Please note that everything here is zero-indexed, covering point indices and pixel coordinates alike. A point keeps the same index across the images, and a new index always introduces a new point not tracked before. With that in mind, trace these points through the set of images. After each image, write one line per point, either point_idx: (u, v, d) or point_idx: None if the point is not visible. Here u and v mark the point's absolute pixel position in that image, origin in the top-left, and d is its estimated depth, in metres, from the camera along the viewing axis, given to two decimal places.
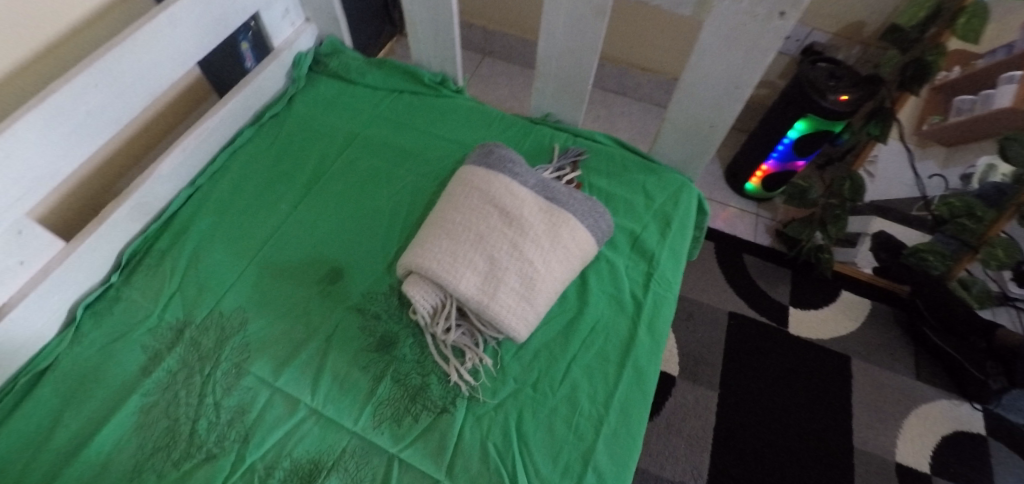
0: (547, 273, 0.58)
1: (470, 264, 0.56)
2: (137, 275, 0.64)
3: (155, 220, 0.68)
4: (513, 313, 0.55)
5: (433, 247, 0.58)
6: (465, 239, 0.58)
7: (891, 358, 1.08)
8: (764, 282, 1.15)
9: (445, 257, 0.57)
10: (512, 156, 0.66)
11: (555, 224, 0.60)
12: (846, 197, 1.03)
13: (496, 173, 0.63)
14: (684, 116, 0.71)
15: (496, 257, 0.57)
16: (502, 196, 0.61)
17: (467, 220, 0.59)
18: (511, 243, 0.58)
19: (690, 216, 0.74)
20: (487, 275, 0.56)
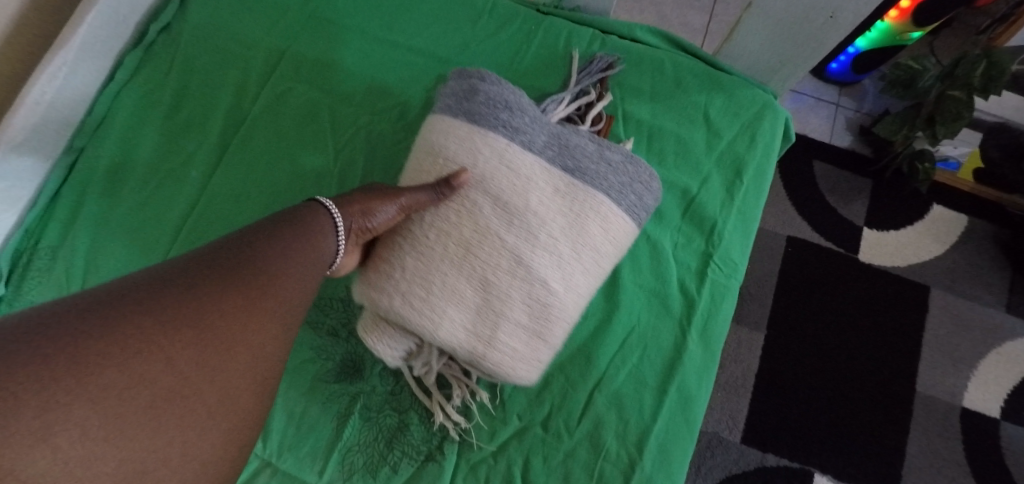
0: (569, 293, 0.40)
1: (451, 295, 0.39)
2: (28, 284, 0.49)
3: (34, 205, 0.51)
4: (522, 357, 0.39)
5: (397, 267, 0.40)
6: (442, 252, 0.39)
7: (979, 287, 0.90)
8: (836, 197, 0.93)
9: (413, 287, 0.39)
10: (508, 99, 0.43)
11: (576, 213, 0.41)
12: (973, 87, 0.75)
13: (480, 134, 0.41)
14: (784, 2, 0.44)
15: (489, 279, 0.39)
16: (492, 176, 0.40)
17: (444, 218, 0.40)
18: (512, 254, 0.39)
19: (771, 158, 0.51)
20: (479, 311, 0.39)
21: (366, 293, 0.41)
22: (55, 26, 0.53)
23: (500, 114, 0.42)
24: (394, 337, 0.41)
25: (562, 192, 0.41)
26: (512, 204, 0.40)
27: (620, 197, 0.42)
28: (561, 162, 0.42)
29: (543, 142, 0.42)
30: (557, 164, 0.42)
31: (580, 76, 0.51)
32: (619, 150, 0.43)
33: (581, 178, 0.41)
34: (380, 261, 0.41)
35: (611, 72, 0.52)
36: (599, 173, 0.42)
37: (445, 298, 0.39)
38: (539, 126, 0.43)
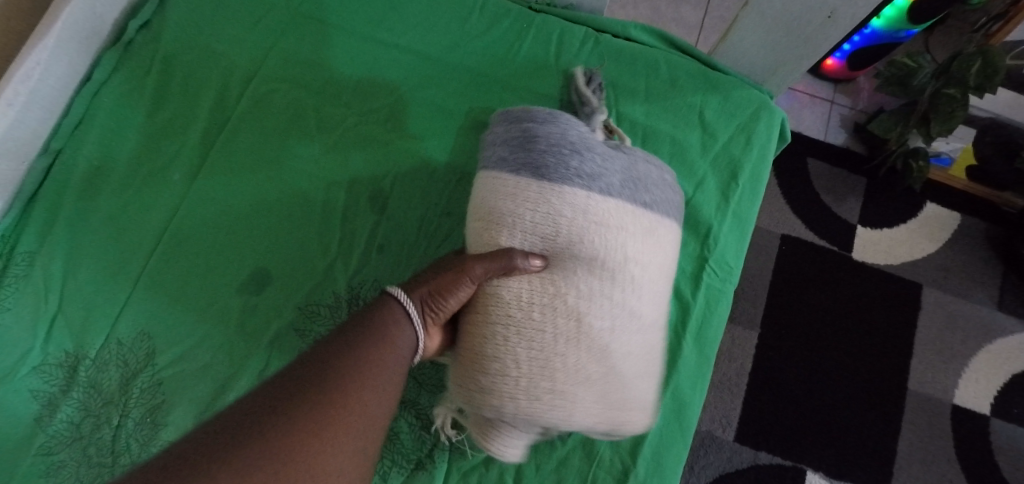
0: (656, 336, 0.41)
1: (581, 386, 0.35)
2: (4, 291, 0.48)
3: (11, 209, 0.50)
4: (641, 410, 0.39)
5: (511, 365, 0.34)
6: (558, 342, 0.35)
7: (970, 284, 0.90)
8: (830, 195, 0.93)
9: (544, 388, 0.34)
10: (571, 143, 0.39)
11: (656, 255, 0.40)
12: (968, 85, 0.75)
13: (556, 186, 0.37)
14: (782, 1, 0.43)
15: (613, 353, 0.36)
16: (581, 236, 0.37)
17: (546, 303, 0.35)
18: (621, 316, 0.37)
19: (766, 160, 0.51)
20: (607, 393, 0.36)
21: (474, 402, 0.36)
22: (28, 24, 0.51)
23: (575, 168, 0.37)
24: (513, 429, 0.37)
25: (638, 230, 0.39)
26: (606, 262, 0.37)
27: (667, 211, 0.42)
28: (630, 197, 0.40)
29: (615, 176, 0.39)
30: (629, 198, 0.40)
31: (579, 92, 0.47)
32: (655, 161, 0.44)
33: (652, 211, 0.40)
34: (480, 360, 0.35)
35: (603, 88, 0.50)
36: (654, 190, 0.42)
37: (577, 388, 0.35)
38: (605, 162, 0.39)
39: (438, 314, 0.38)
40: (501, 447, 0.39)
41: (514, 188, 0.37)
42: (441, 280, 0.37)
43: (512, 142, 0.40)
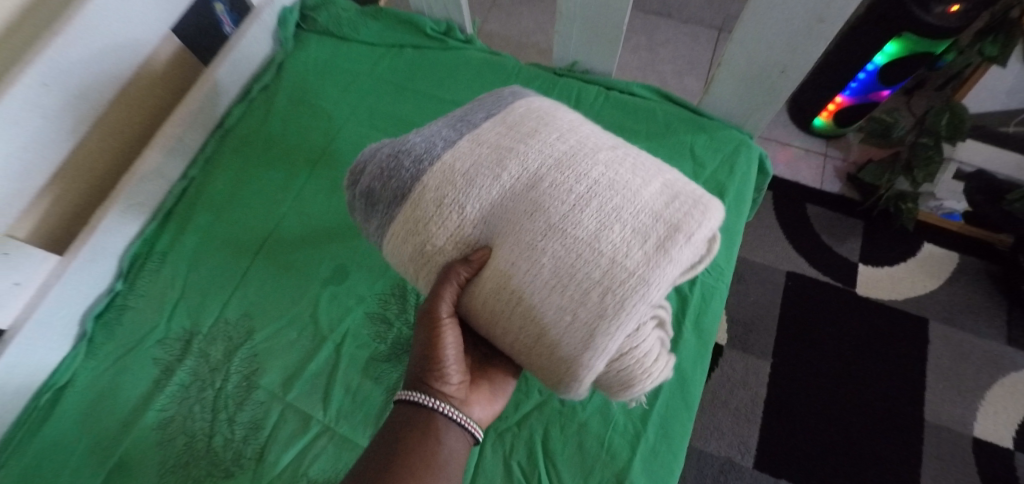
0: (623, 155, 0.40)
1: (613, 258, 0.35)
2: (141, 282, 0.61)
3: (151, 219, 0.64)
4: (681, 196, 0.38)
5: (555, 316, 0.36)
6: (552, 259, 0.36)
7: (977, 320, 0.95)
8: (830, 237, 1.02)
9: (609, 294, 0.34)
10: (394, 163, 0.41)
11: (535, 128, 0.41)
12: (941, 136, 0.86)
13: (409, 199, 0.40)
14: (746, 61, 0.56)
15: (586, 196, 0.37)
16: (457, 186, 0.39)
17: (516, 251, 0.37)
18: (558, 169, 0.38)
19: (748, 183, 0.62)
20: (634, 231, 0.36)
21: (584, 379, 0.36)
22: (180, 87, 0.69)
23: (406, 175, 0.41)
24: (633, 344, 0.36)
25: (495, 130, 0.41)
26: (509, 164, 0.39)
27: (506, 103, 0.45)
28: (472, 125, 0.43)
29: (436, 134, 0.42)
30: (468, 129, 0.42)
31: None
32: (472, 106, 0.46)
33: (496, 119, 0.43)
34: (545, 348, 0.37)
35: None
36: (489, 109, 0.44)
37: (619, 259, 0.35)
38: (426, 140, 0.42)
39: (452, 371, 0.43)
40: (647, 364, 0.37)
41: (398, 239, 0.42)
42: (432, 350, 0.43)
43: (370, 217, 0.44)
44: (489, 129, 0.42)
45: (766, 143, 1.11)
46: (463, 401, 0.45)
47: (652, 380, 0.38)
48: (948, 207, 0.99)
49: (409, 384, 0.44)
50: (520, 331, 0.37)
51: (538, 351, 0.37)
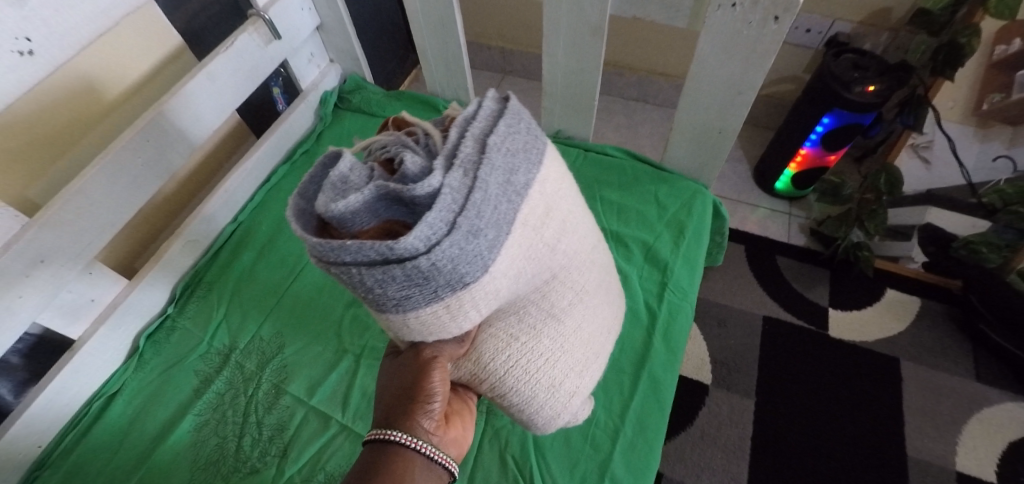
0: (596, 247, 0.53)
1: (584, 345, 0.50)
2: (189, 306, 0.71)
3: (203, 256, 0.75)
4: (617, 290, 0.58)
5: (547, 389, 0.47)
6: (551, 340, 0.46)
7: (946, 359, 1.01)
8: (800, 284, 1.12)
9: (582, 375, 0.49)
10: (468, 248, 0.36)
11: (563, 217, 0.45)
12: (881, 192, 1.00)
13: (474, 291, 0.38)
14: (691, 124, 0.71)
15: (581, 290, 0.49)
16: (511, 281, 0.41)
17: (523, 330, 0.45)
18: (572, 266, 0.48)
19: (705, 221, 0.74)
20: (598, 324, 0.52)
21: (550, 426, 0.51)
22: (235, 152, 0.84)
23: (474, 266, 0.37)
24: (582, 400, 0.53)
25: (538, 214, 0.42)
26: (545, 257, 0.44)
27: (536, 156, 0.43)
28: (520, 198, 0.40)
29: (498, 209, 0.38)
30: (520, 202, 0.40)
31: (413, 149, 0.40)
32: (507, 146, 0.40)
33: (535, 192, 0.42)
34: (527, 409, 0.48)
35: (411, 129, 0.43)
36: (527, 169, 0.41)
37: (589, 345, 0.50)
38: (491, 216, 0.37)
39: (435, 406, 0.43)
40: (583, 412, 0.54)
41: (426, 317, 0.38)
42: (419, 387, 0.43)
43: (389, 287, 0.35)
44: (534, 209, 0.41)
45: (737, 205, 1.25)
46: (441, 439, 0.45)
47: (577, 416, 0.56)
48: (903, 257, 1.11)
49: (389, 427, 0.42)
50: (509, 394, 0.46)
51: (524, 412, 0.48)
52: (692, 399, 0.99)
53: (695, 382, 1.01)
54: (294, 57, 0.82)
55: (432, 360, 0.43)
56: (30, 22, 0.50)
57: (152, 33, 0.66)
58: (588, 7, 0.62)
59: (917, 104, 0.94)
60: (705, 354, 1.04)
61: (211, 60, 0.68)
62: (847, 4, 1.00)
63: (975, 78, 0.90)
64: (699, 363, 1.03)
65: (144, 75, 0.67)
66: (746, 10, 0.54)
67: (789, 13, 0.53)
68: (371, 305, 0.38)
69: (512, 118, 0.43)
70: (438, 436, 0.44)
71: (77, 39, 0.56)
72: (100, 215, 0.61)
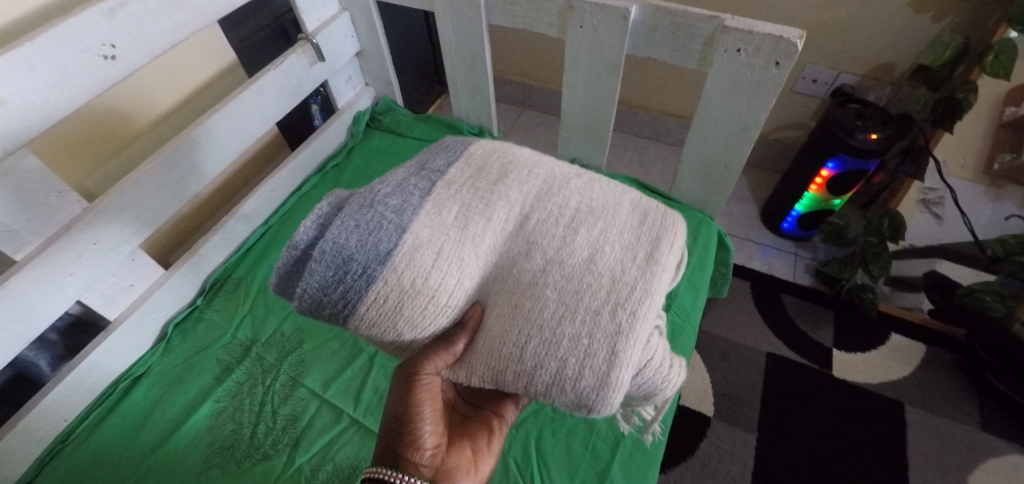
0: (584, 180, 0.46)
1: (610, 279, 0.39)
2: (217, 299, 0.75)
3: (233, 253, 0.80)
4: (652, 210, 0.45)
5: (572, 345, 0.36)
6: (557, 290, 0.38)
7: (951, 407, 1.01)
8: (805, 323, 1.13)
9: (621, 311, 0.37)
10: (366, 217, 0.40)
11: (504, 168, 0.45)
12: (885, 235, 1.02)
13: (399, 257, 0.39)
14: (700, 158, 0.76)
15: (572, 225, 0.42)
16: (452, 238, 0.40)
17: (523, 292, 0.39)
18: (543, 207, 0.43)
19: (709, 249, 0.78)
20: (622, 249, 0.41)
21: (614, 401, 0.36)
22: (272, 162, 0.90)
23: (385, 231, 0.39)
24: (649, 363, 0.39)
25: (465, 177, 0.44)
26: (497, 206, 0.42)
27: (457, 148, 0.48)
28: (435, 175, 0.44)
29: (400, 184, 0.43)
30: (433, 177, 0.44)
31: None
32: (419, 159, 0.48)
33: (457, 165, 0.45)
34: (567, 384, 0.36)
35: None
36: (445, 157, 0.46)
37: (619, 277, 0.39)
38: (392, 194, 0.42)
39: (426, 437, 0.44)
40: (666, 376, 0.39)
41: (378, 305, 0.39)
42: (409, 417, 0.43)
43: (328, 286, 0.39)
44: (458, 176, 0.44)
45: (744, 243, 1.29)
46: (442, 468, 0.45)
47: (670, 384, 0.40)
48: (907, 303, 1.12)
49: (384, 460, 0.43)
50: (535, 373, 0.36)
51: (561, 387, 0.36)
52: (693, 429, 0.99)
53: (697, 413, 1.01)
54: (334, 78, 0.89)
55: (417, 382, 0.42)
56: (119, 31, 0.55)
57: (208, 49, 0.74)
58: (606, 46, 0.68)
59: (918, 153, 1.00)
60: (707, 386, 1.05)
61: (262, 75, 0.75)
62: (852, 58, 1.06)
63: (987, 136, 0.94)
64: (701, 395, 1.04)
65: (198, 84, 0.75)
66: (750, 56, 0.60)
67: (789, 60, 0.58)
68: (345, 325, 0.40)
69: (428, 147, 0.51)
70: (434, 467, 0.45)
71: (156, 48, 0.60)
72: (151, 207, 0.67)
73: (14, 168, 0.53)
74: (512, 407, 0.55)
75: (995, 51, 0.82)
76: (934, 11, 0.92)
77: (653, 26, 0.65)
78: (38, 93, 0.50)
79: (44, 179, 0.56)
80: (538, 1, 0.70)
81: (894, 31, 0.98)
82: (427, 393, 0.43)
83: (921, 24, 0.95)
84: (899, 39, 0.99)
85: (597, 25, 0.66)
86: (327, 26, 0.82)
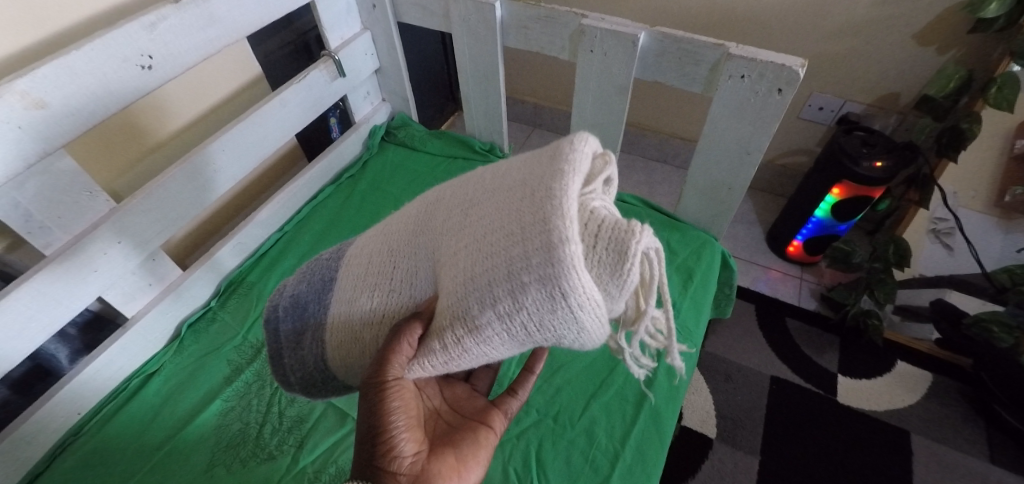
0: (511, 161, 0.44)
1: (519, 186, 0.34)
2: (230, 301, 0.78)
3: (248, 258, 0.83)
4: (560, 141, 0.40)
5: (509, 246, 0.31)
6: (484, 217, 0.34)
7: (959, 437, 1.00)
8: (810, 348, 1.13)
9: (535, 195, 0.32)
10: (312, 268, 0.49)
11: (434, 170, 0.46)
12: (890, 262, 1.03)
13: (339, 279, 0.45)
14: (705, 180, 0.77)
15: (480, 179, 0.39)
16: (376, 239, 0.44)
17: (451, 238, 0.36)
18: (456, 183, 0.41)
19: (713, 269, 0.79)
20: (524, 163, 0.37)
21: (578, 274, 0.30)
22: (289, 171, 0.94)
23: (326, 271, 0.46)
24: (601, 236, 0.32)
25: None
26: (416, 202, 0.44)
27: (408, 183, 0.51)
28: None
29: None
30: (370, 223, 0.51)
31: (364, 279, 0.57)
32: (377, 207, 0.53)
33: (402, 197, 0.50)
34: (523, 280, 0.30)
35: None
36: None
37: (528, 179, 0.34)
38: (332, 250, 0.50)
39: (403, 444, 0.41)
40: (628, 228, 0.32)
41: (338, 321, 0.43)
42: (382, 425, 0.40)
43: (302, 332, 0.46)
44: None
45: (749, 266, 1.29)
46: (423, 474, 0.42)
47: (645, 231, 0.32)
48: (913, 331, 1.12)
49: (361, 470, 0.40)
50: (489, 285, 0.31)
51: (517, 282, 0.31)
52: (695, 450, 0.99)
53: (699, 434, 1.01)
54: (353, 93, 0.92)
55: (387, 388, 0.39)
56: (157, 43, 0.59)
57: (234, 63, 0.78)
58: (615, 70, 0.71)
59: (924, 183, 1.00)
60: (710, 408, 1.05)
61: (285, 88, 0.78)
62: (857, 87, 1.08)
63: (995, 169, 0.94)
64: (703, 416, 1.03)
65: (223, 96, 0.79)
66: (754, 82, 0.62)
67: (792, 87, 0.60)
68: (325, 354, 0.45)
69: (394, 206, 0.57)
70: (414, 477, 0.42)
71: (189, 59, 0.63)
72: (173, 211, 0.69)
73: (52, 167, 0.56)
74: (498, 417, 0.55)
75: (998, 84, 0.84)
76: (938, 43, 0.95)
77: (661, 52, 0.68)
78: (79, 98, 0.54)
79: (77, 178, 0.59)
80: (550, 26, 0.73)
81: (898, 62, 1.00)
82: (398, 399, 0.40)
83: (926, 56, 0.97)
84: (903, 70, 1.01)
85: (607, 49, 0.69)
86: (348, 44, 0.85)
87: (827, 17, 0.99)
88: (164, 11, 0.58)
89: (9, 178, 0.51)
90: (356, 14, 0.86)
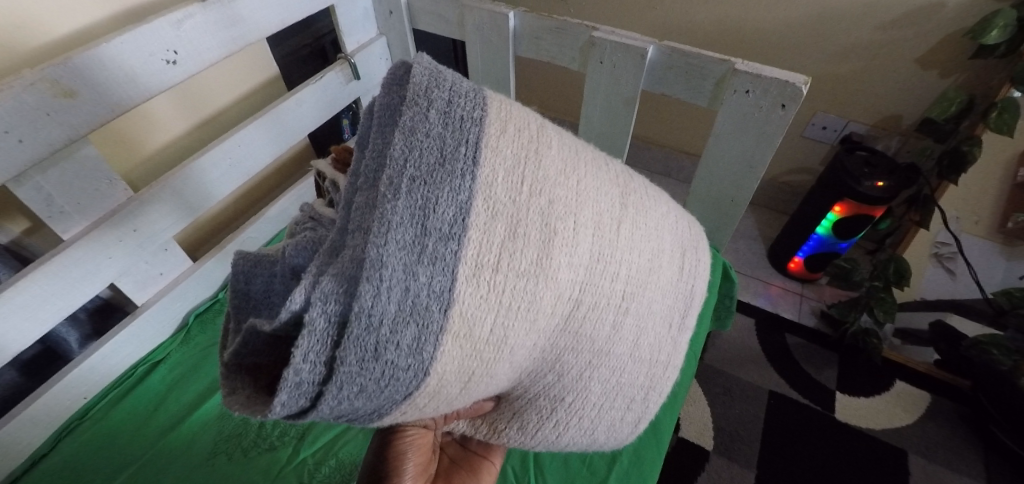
0: (629, 217, 0.40)
1: (648, 366, 0.44)
2: None
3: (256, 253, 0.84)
4: (686, 246, 0.47)
5: (609, 429, 0.45)
6: (602, 387, 0.42)
7: (956, 459, 1.00)
8: (810, 365, 1.13)
9: (650, 393, 0.46)
10: (373, 375, 0.30)
11: (549, 203, 0.34)
12: (890, 281, 1.03)
13: (423, 394, 0.33)
14: (708, 192, 0.79)
15: (594, 266, 0.36)
16: (485, 360, 0.33)
17: (565, 389, 0.41)
18: (594, 287, 0.37)
19: (714, 280, 0.80)
20: (660, 323, 0.44)
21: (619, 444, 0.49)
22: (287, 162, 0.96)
23: (403, 385, 0.31)
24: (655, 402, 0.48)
25: (495, 249, 0.31)
26: (545, 301, 0.34)
27: (466, 168, 0.31)
28: (451, 243, 0.30)
29: (407, 288, 0.29)
30: (454, 264, 0.30)
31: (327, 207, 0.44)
32: (419, 175, 0.30)
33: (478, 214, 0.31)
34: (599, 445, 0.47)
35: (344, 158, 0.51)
36: (452, 190, 0.31)
37: (654, 358, 0.44)
38: (406, 333, 0.30)
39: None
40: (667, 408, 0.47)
41: (398, 419, 0.35)
42: (394, 459, 0.45)
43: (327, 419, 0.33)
44: (486, 249, 0.31)
45: (750, 281, 1.30)
46: None
47: None
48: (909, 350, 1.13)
49: None
50: (577, 444, 0.45)
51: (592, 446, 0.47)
52: (692, 461, 0.99)
53: (695, 445, 1.01)
54: (366, 96, 0.94)
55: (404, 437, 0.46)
56: (182, 40, 0.61)
57: (252, 66, 0.81)
58: (624, 82, 0.73)
59: (924, 203, 1.02)
60: (708, 421, 1.05)
61: (299, 89, 0.80)
62: (860, 109, 1.10)
63: (998, 193, 0.95)
64: (700, 428, 1.04)
65: (239, 95, 0.81)
66: (758, 97, 0.64)
67: (795, 102, 0.61)
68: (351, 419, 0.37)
69: (419, 138, 0.31)
70: None
71: (211, 57, 0.65)
72: (186, 203, 0.70)
73: (75, 154, 0.58)
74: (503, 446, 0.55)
75: (999, 109, 0.85)
76: (940, 67, 0.97)
77: (669, 66, 0.69)
78: (103, 87, 0.55)
79: (97, 167, 0.60)
80: (561, 38, 0.75)
81: (902, 85, 1.02)
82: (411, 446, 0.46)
83: (929, 79, 0.99)
84: (907, 93, 1.03)
85: (616, 61, 0.71)
86: (365, 48, 0.88)
87: (832, 37, 1.01)
88: (191, 9, 0.60)
89: (30, 166, 0.53)
90: (372, 20, 0.88)
